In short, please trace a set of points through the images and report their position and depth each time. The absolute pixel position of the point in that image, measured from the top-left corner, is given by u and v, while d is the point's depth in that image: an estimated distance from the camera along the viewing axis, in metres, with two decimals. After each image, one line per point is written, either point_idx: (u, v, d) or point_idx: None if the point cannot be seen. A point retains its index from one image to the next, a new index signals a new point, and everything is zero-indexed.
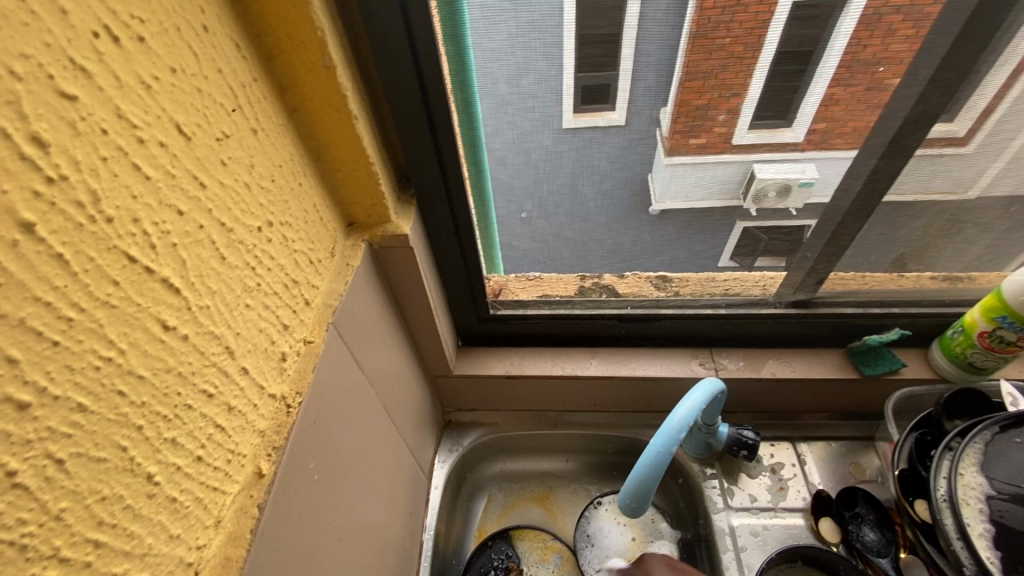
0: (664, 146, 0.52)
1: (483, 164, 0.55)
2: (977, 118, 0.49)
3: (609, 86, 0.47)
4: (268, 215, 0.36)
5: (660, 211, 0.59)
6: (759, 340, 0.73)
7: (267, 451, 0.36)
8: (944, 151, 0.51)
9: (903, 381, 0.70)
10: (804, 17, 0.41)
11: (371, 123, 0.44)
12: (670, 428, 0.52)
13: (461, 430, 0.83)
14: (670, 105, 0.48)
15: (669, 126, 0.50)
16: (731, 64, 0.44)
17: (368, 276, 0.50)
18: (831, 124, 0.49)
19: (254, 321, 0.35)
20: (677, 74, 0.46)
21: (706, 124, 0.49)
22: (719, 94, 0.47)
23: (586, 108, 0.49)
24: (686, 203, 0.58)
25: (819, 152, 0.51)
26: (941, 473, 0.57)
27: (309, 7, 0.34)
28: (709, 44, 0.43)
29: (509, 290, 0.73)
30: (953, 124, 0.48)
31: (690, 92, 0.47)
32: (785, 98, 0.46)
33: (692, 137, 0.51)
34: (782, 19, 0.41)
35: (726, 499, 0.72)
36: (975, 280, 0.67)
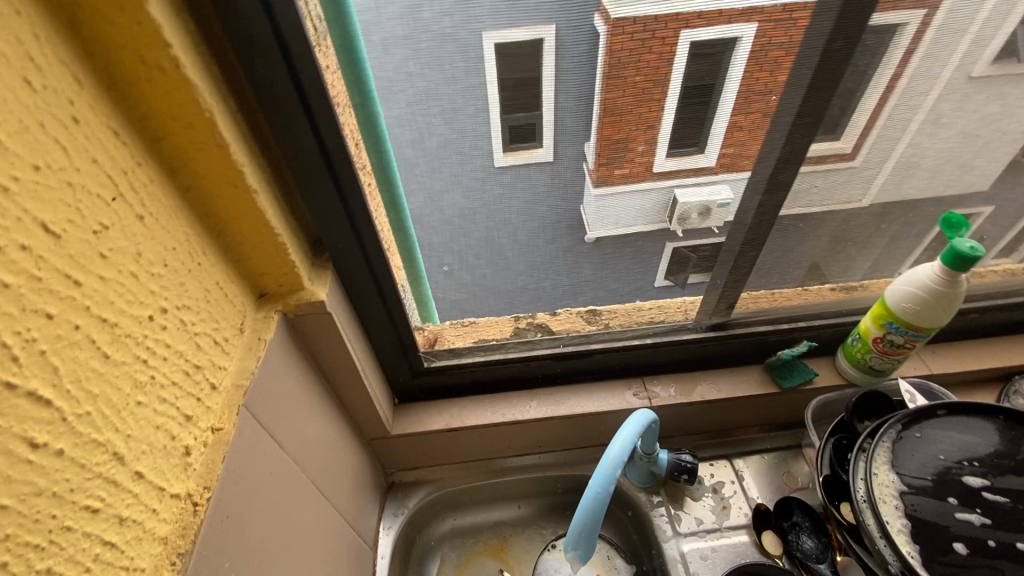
0: (592, 180, 0.53)
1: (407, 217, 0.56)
2: (862, 137, 0.54)
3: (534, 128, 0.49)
4: (162, 301, 0.35)
5: (594, 240, 0.60)
6: (687, 365, 0.76)
7: (171, 559, 0.33)
8: (836, 165, 0.56)
9: (820, 390, 0.74)
10: (703, 54, 0.44)
11: (274, 194, 0.43)
12: (606, 466, 0.50)
13: (406, 491, 0.80)
14: (594, 138, 0.50)
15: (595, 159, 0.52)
16: (643, 99, 0.47)
17: (285, 348, 0.49)
18: (737, 148, 0.52)
19: (148, 419, 0.32)
20: (596, 106, 0.47)
21: (628, 155, 0.51)
22: (636, 127, 0.49)
23: (512, 147, 0.50)
24: (616, 228, 0.59)
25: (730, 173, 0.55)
26: (860, 474, 0.59)
27: (193, 90, 0.33)
28: (620, 83, 0.45)
29: (445, 339, 0.72)
30: (841, 142, 0.53)
31: (611, 126, 0.49)
32: (696, 126, 0.49)
33: (615, 168, 0.52)
34: (682, 58, 0.44)
35: (674, 525, 0.73)
36: (866, 287, 0.74)
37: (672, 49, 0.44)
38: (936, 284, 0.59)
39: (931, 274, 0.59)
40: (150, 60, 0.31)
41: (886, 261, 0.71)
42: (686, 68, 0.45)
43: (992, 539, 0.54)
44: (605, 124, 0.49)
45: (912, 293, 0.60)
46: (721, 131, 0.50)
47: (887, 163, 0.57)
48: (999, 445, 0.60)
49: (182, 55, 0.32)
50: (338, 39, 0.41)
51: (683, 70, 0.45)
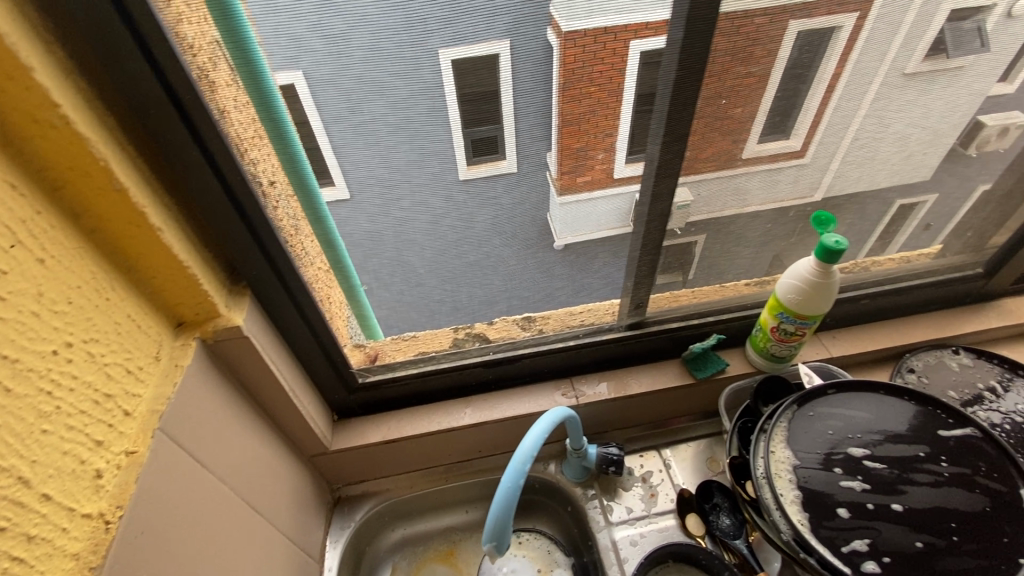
0: (557, 187, 0.61)
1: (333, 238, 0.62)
2: (810, 133, 0.61)
3: (492, 141, 0.55)
4: (67, 336, 0.38)
5: (563, 245, 0.69)
6: (610, 363, 0.81)
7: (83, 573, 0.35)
8: (786, 162, 0.64)
9: (732, 378, 0.80)
10: (651, 64, 0.51)
11: (182, 230, 0.47)
12: (517, 463, 0.55)
13: (352, 504, 0.82)
14: (555, 147, 0.56)
15: (557, 170, 0.58)
16: (599, 110, 0.53)
17: (205, 373, 0.51)
18: (694, 151, 0.59)
19: (54, 445, 0.35)
20: (554, 118, 0.53)
21: (588, 163, 0.58)
22: (595, 136, 0.55)
23: (476, 160, 0.57)
24: (582, 235, 0.67)
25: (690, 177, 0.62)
26: (759, 453, 0.65)
27: (86, 143, 0.37)
28: (574, 95, 0.51)
29: (386, 354, 0.78)
30: (790, 139, 0.61)
31: (570, 137, 0.55)
32: (645, 130, 0.56)
33: (578, 176, 0.59)
34: (636, 69, 0.50)
35: (607, 516, 0.77)
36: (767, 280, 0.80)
37: (623, 58, 0.49)
38: (813, 276, 0.65)
39: (808, 268, 0.66)
40: (42, 119, 0.35)
41: (778, 257, 0.79)
42: (638, 77, 0.51)
43: (871, 503, 0.60)
44: (565, 137, 0.55)
45: (795, 285, 0.67)
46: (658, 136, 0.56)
47: (832, 161, 0.66)
48: (884, 418, 0.66)
49: (74, 113, 0.36)
50: (254, 91, 0.47)
51: (636, 79, 0.51)
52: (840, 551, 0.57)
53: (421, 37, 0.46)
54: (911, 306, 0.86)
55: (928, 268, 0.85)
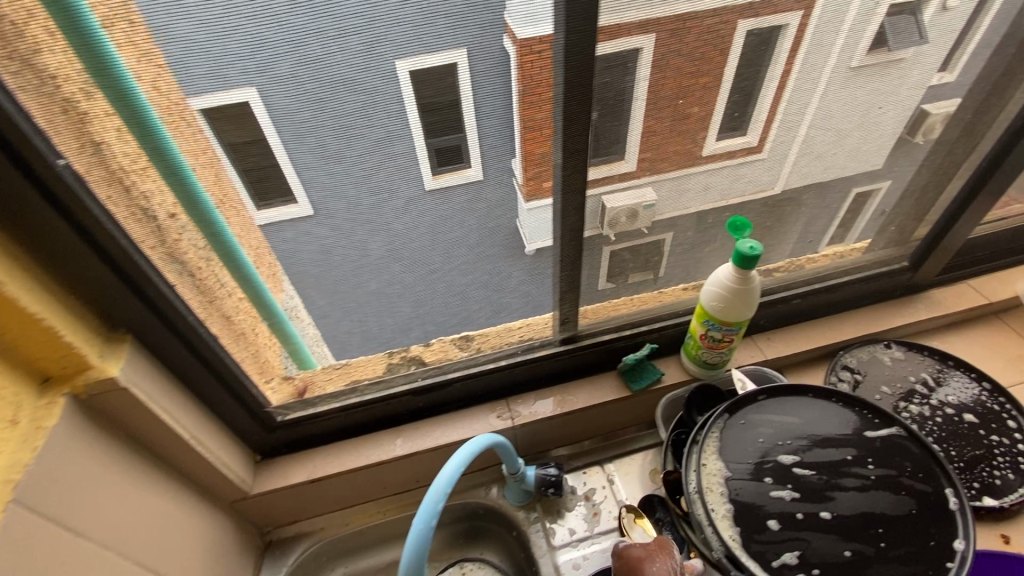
0: (524, 195, 0.61)
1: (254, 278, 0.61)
2: (766, 129, 0.63)
3: (457, 150, 0.55)
4: None
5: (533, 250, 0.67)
6: (546, 380, 0.79)
7: None
8: (746, 158, 0.65)
9: (668, 388, 0.79)
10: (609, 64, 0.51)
11: (35, 280, 0.43)
12: (430, 502, 0.52)
13: (285, 547, 0.78)
14: (519, 154, 0.56)
15: (523, 176, 0.59)
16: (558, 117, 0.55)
17: (77, 432, 0.47)
18: (654, 154, 0.60)
19: None
20: (516, 125, 0.53)
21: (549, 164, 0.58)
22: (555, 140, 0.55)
23: (441, 170, 0.56)
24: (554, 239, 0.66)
25: (653, 177, 0.62)
26: (691, 466, 0.63)
27: None
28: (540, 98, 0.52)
29: (317, 385, 0.74)
30: (747, 134, 0.62)
31: (533, 142, 0.55)
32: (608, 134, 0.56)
33: (541, 182, 0.59)
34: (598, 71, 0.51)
35: (550, 539, 0.75)
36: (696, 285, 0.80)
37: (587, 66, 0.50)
38: (730, 282, 0.64)
39: (727, 275, 0.65)
40: None
41: (705, 262, 0.78)
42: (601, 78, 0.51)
43: (800, 512, 0.59)
44: (528, 142, 0.55)
45: (717, 292, 0.66)
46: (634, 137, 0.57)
47: (787, 156, 0.67)
48: (813, 423, 0.66)
49: None
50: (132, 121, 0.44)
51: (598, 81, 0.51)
52: (770, 565, 0.56)
53: (269, 60, 0.43)
54: (843, 302, 0.87)
55: (857, 264, 0.85)
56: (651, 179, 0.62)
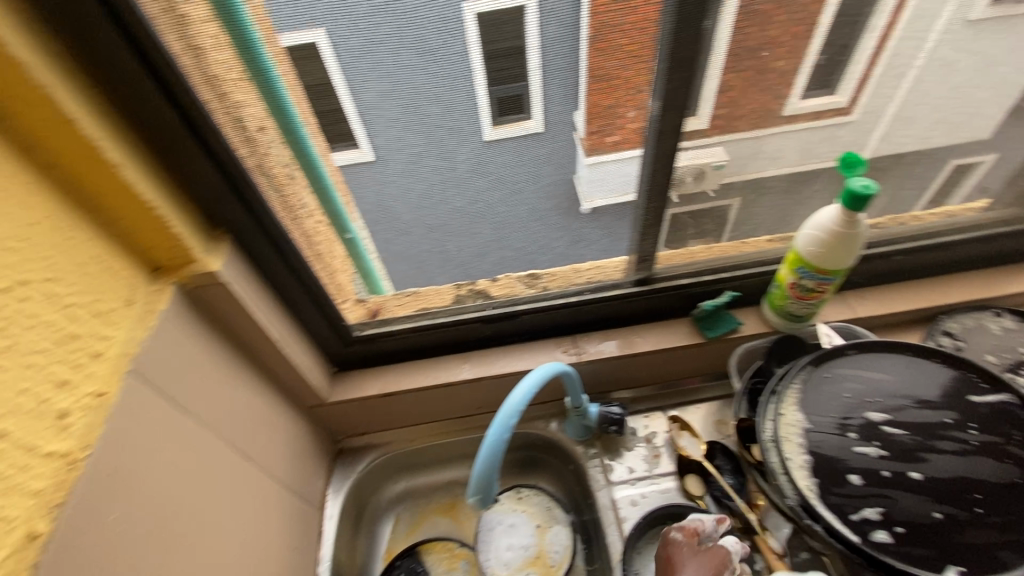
0: (583, 147, 0.59)
1: (340, 208, 0.64)
2: (859, 89, 0.58)
3: (522, 99, 0.54)
4: (21, 274, 0.36)
5: (592, 209, 0.67)
6: (615, 320, 0.77)
7: (45, 510, 0.35)
8: (834, 121, 0.61)
9: (744, 338, 0.75)
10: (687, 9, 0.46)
11: (149, 169, 0.45)
12: (503, 417, 0.52)
13: (354, 456, 0.83)
14: (583, 107, 0.54)
15: (585, 129, 0.57)
16: (630, 64, 0.50)
17: (182, 319, 0.50)
18: (730, 108, 0.57)
19: (8, 383, 0.34)
20: (583, 72, 0.51)
21: (619, 121, 0.56)
22: (627, 92, 0.53)
23: (503, 119, 0.56)
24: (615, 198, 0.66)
25: (723, 135, 0.59)
26: (768, 415, 0.61)
27: (23, 67, 0.34)
28: (607, 47, 0.49)
29: (388, 308, 0.76)
30: (837, 96, 0.58)
31: (599, 93, 0.53)
32: (681, 93, 0.52)
33: (607, 135, 0.58)
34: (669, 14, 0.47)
35: (607, 475, 0.75)
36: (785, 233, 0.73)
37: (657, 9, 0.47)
38: (837, 227, 0.59)
39: (832, 217, 0.60)
40: None
41: (801, 208, 0.72)
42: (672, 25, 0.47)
43: (886, 470, 0.56)
44: (595, 94, 0.53)
45: (816, 236, 0.61)
46: (711, 91, 0.54)
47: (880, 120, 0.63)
48: (912, 384, 0.61)
49: (6, 33, 0.33)
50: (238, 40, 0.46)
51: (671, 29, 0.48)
52: (848, 519, 0.53)
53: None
54: (952, 264, 0.79)
55: (975, 222, 0.76)
56: (720, 139, 0.60)
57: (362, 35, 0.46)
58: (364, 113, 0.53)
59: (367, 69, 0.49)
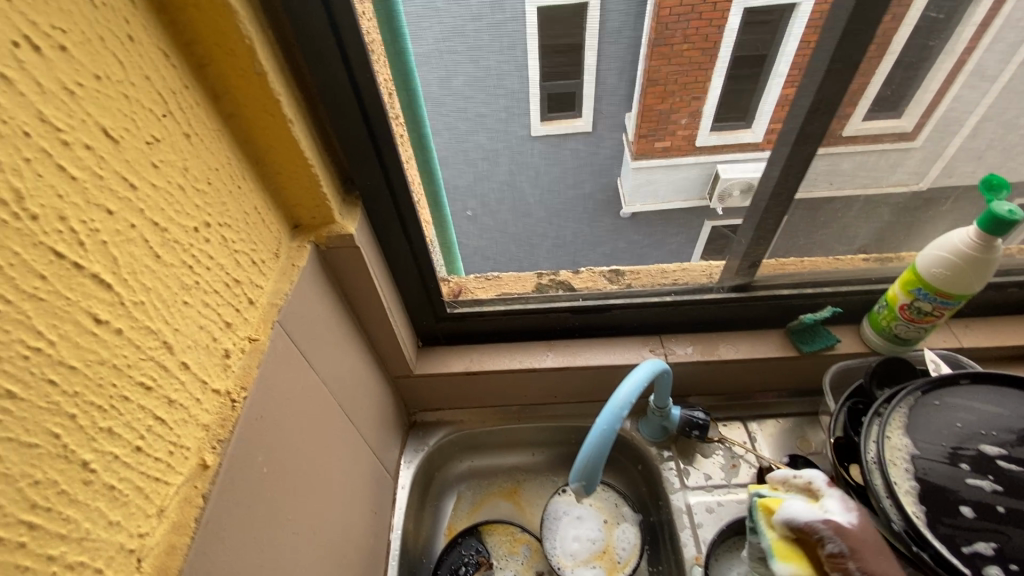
0: (631, 152, 0.62)
1: (443, 202, 0.65)
2: (924, 115, 0.57)
3: (576, 95, 0.55)
4: (206, 216, 0.38)
5: (630, 212, 0.73)
6: (705, 324, 0.76)
7: (212, 444, 0.37)
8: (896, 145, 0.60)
9: (840, 357, 0.73)
10: (757, 22, 0.49)
11: (310, 130, 0.46)
12: (613, 407, 0.52)
13: (427, 431, 0.84)
14: (636, 108, 0.57)
15: (634, 132, 0.60)
16: (688, 70, 0.53)
17: (315, 277, 0.52)
18: (784, 125, 0.57)
19: (194, 317, 0.36)
20: (641, 74, 0.54)
21: (670, 127, 0.59)
22: (680, 98, 0.56)
23: (552, 115, 0.57)
24: (653, 204, 0.71)
25: (773, 151, 0.59)
26: (871, 437, 0.60)
27: (234, 17, 0.36)
28: (667, 50, 0.51)
29: (468, 289, 0.77)
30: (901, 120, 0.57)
31: (653, 97, 0.56)
32: (741, 100, 0.56)
33: (656, 142, 0.61)
34: (736, 24, 0.50)
35: (682, 479, 0.75)
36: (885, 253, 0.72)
37: (723, 15, 0.49)
38: (969, 249, 0.57)
39: (965, 238, 0.57)
40: None
41: (919, 229, 0.69)
42: (738, 35, 0.51)
43: (1002, 506, 0.54)
44: (649, 98, 0.56)
45: (945, 258, 0.59)
46: (768, 107, 0.56)
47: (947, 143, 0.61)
48: None
49: None
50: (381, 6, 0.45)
51: (735, 37, 0.51)
52: (961, 551, 0.51)
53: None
54: None
55: None
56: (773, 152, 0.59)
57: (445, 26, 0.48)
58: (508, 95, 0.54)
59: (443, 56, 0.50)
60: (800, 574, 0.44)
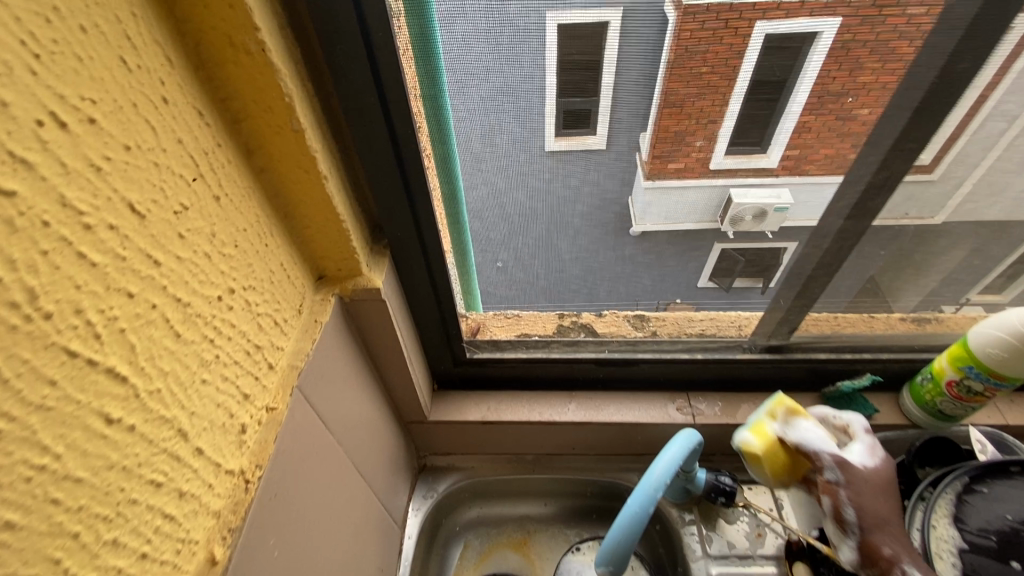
0: (643, 171, 0.50)
1: (469, 251, 0.60)
2: (960, 165, 0.48)
3: (590, 113, 0.45)
4: (230, 281, 0.35)
5: (640, 232, 0.57)
6: (736, 384, 0.73)
7: (222, 533, 0.34)
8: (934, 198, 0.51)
9: (876, 427, 0.70)
10: (777, 48, 0.40)
11: (343, 183, 0.44)
12: (647, 487, 0.49)
13: (436, 475, 0.81)
14: (651, 129, 0.46)
15: (648, 150, 0.48)
16: (707, 93, 0.43)
17: (337, 330, 0.49)
18: (804, 150, 0.47)
19: (211, 396, 0.33)
20: (656, 91, 0.43)
21: (684, 149, 0.48)
22: (697, 120, 0.45)
23: (565, 132, 0.47)
24: (667, 223, 0.56)
25: (793, 177, 0.50)
26: (914, 524, 0.57)
27: (275, 74, 0.33)
28: (685, 73, 0.42)
29: (487, 328, 0.72)
30: (953, 186, 0.50)
31: (669, 118, 0.45)
32: (760, 125, 0.46)
33: (670, 161, 0.49)
34: (755, 51, 0.40)
35: (705, 546, 0.71)
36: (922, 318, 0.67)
37: (745, 41, 0.39)
38: None
39: None
40: (238, 44, 0.31)
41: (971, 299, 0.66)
42: (757, 61, 0.41)
43: None
44: (664, 116, 0.45)
45: (1003, 339, 0.55)
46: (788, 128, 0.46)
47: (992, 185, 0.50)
48: None
49: (269, 40, 0.32)
50: (422, 63, 0.42)
51: (754, 63, 0.41)
52: None
53: (515, 35, 0.40)
54: None
55: None
56: (790, 180, 0.50)
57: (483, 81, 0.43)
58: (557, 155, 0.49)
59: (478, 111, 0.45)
60: (760, 443, 0.54)
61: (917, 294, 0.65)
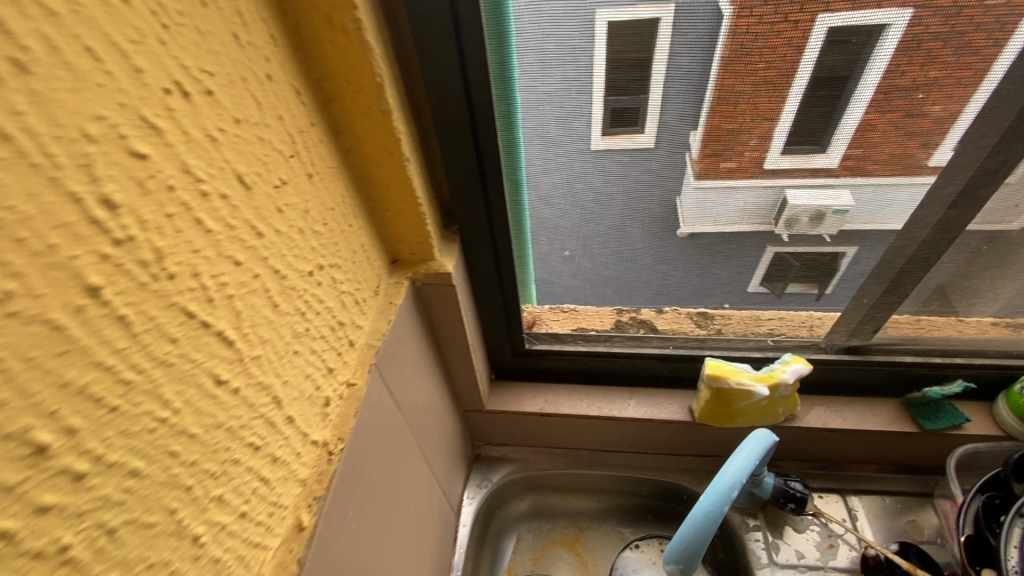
0: (693, 171, 0.49)
1: (529, 253, 0.60)
2: None
3: (637, 111, 0.44)
4: (319, 258, 0.36)
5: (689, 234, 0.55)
6: (809, 386, 0.69)
7: (308, 502, 0.34)
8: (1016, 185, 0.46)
9: (967, 437, 0.65)
10: (838, 42, 0.38)
11: (421, 165, 0.44)
12: (721, 485, 0.47)
13: (490, 465, 0.81)
14: (703, 128, 0.45)
15: (699, 149, 0.47)
16: (763, 89, 0.41)
17: (410, 314, 0.49)
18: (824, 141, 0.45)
19: (301, 367, 0.34)
20: (709, 95, 0.42)
21: (736, 148, 0.46)
22: (751, 119, 0.44)
23: (612, 130, 0.46)
24: (716, 226, 0.54)
25: (855, 178, 0.47)
26: (1012, 542, 0.50)
27: (368, 52, 0.34)
28: (743, 69, 0.40)
29: (543, 322, 0.70)
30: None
31: (721, 116, 0.44)
32: (818, 125, 0.44)
33: (722, 161, 0.48)
34: (816, 44, 0.39)
35: (772, 554, 0.67)
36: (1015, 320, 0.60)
37: (804, 34, 0.38)
38: None
39: None
40: (335, 22, 0.32)
41: None
42: (817, 56, 0.39)
43: None
44: (717, 112, 0.44)
45: None
46: (850, 126, 0.43)
47: None
48: None
49: (365, 19, 0.33)
50: (495, 56, 0.42)
51: (814, 58, 0.39)
52: None
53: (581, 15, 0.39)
54: None
55: None
56: (850, 180, 0.48)
57: (562, 65, 0.42)
58: (640, 144, 0.47)
59: (551, 97, 0.44)
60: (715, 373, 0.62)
61: (925, 287, 0.58)
